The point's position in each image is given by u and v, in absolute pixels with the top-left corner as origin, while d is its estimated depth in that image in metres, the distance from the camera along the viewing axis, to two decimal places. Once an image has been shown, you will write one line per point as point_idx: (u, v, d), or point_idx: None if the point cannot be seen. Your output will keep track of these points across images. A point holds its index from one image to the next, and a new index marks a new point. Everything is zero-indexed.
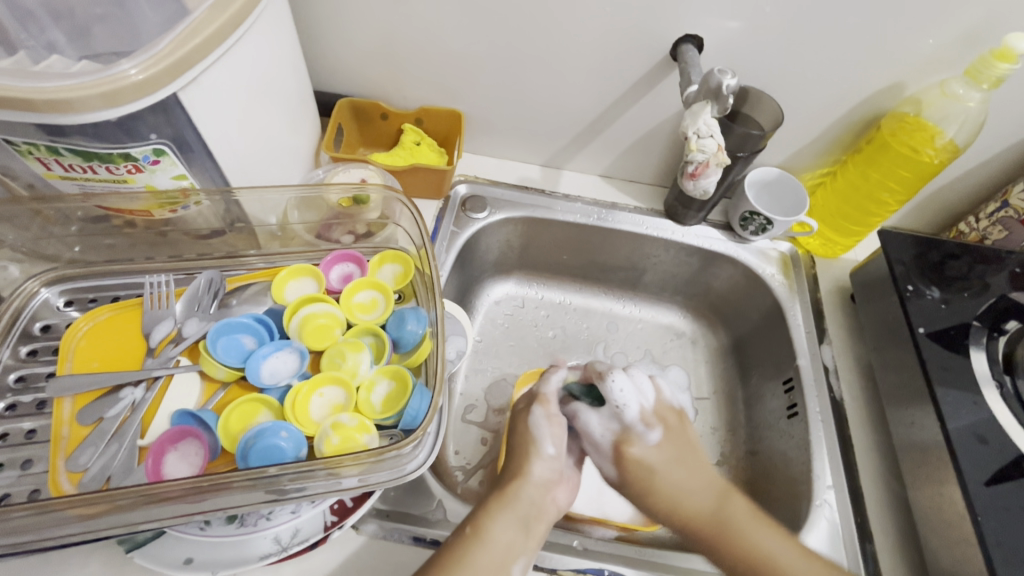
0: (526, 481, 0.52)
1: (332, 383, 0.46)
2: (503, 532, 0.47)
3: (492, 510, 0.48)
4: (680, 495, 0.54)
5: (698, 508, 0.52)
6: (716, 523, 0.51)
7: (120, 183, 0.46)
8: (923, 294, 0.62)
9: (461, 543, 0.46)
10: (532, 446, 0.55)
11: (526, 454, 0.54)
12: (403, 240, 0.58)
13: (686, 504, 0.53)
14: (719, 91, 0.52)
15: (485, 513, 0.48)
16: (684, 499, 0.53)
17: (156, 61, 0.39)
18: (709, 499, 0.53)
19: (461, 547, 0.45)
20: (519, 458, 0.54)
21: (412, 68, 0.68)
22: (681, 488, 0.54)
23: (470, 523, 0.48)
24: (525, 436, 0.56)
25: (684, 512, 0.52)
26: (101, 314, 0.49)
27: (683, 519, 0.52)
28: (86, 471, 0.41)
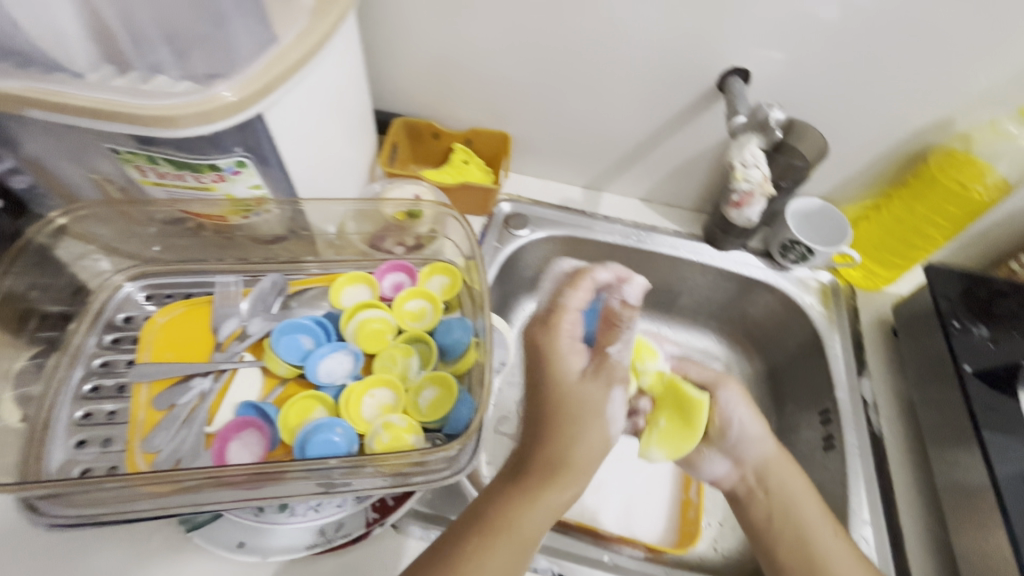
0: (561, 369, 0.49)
1: (382, 385, 0.49)
2: (536, 521, 0.43)
3: (529, 497, 0.43)
4: (784, 474, 0.55)
5: (796, 497, 0.53)
6: (786, 498, 0.54)
7: (202, 191, 0.50)
8: (970, 332, 0.61)
9: (488, 533, 0.42)
10: (588, 419, 0.46)
11: (574, 435, 0.46)
12: (451, 252, 0.61)
13: (785, 484, 0.54)
14: (766, 123, 0.57)
15: (518, 503, 0.43)
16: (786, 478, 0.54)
17: (247, 84, 0.44)
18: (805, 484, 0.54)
19: (486, 537, 0.42)
20: (558, 431, 0.46)
21: (466, 91, 0.72)
22: (786, 468, 0.55)
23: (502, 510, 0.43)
24: (583, 395, 0.48)
25: (782, 481, 0.54)
26: (176, 309, 0.53)
27: (779, 485, 0.54)
28: (159, 452, 0.45)
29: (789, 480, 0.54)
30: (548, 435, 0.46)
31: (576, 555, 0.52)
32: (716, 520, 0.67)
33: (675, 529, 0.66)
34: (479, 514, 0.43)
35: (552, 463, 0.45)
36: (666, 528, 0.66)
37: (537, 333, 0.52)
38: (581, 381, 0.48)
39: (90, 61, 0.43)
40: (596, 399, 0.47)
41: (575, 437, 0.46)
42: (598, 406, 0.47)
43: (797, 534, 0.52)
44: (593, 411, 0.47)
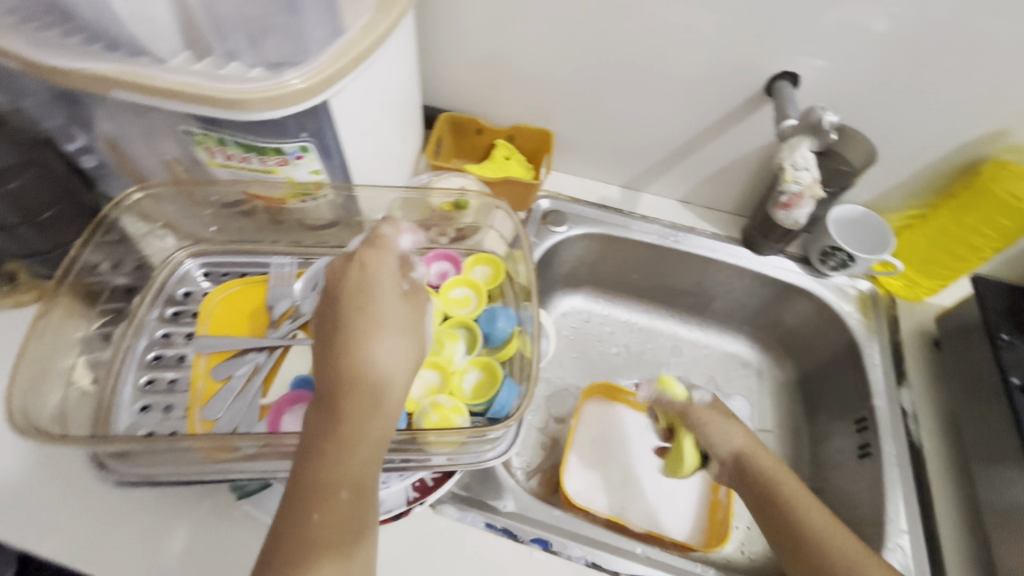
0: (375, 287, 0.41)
1: (429, 367, 0.50)
2: (368, 451, 0.37)
3: (362, 417, 0.38)
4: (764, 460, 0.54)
5: (785, 482, 0.52)
6: (766, 483, 0.52)
7: (265, 174, 0.52)
8: (1019, 346, 0.60)
9: (330, 462, 0.36)
10: (355, 300, 0.40)
11: (364, 347, 0.39)
12: (494, 243, 0.63)
13: (769, 472, 0.53)
14: (819, 126, 0.56)
15: (318, 421, 0.37)
16: (768, 463, 0.54)
17: (315, 73, 0.45)
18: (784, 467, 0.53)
19: (327, 473, 0.36)
20: (353, 337, 0.39)
21: (511, 89, 0.74)
22: (768, 458, 0.54)
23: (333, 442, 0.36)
24: (354, 291, 0.41)
25: (761, 467, 0.54)
26: (233, 286, 0.55)
27: (760, 474, 0.53)
28: (217, 420, 0.47)
29: (770, 465, 0.54)
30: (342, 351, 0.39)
31: (609, 545, 0.53)
32: (744, 524, 0.67)
33: (702, 530, 0.66)
34: (319, 447, 0.36)
35: (370, 381, 0.38)
36: (694, 527, 0.66)
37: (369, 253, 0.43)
38: (365, 289, 0.41)
39: (172, 47, 0.45)
40: (382, 275, 0.42)
41: (366, 345, 0.39)
42: (387, 317, 0.41)
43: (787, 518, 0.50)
44: (375, 304, 0.41)
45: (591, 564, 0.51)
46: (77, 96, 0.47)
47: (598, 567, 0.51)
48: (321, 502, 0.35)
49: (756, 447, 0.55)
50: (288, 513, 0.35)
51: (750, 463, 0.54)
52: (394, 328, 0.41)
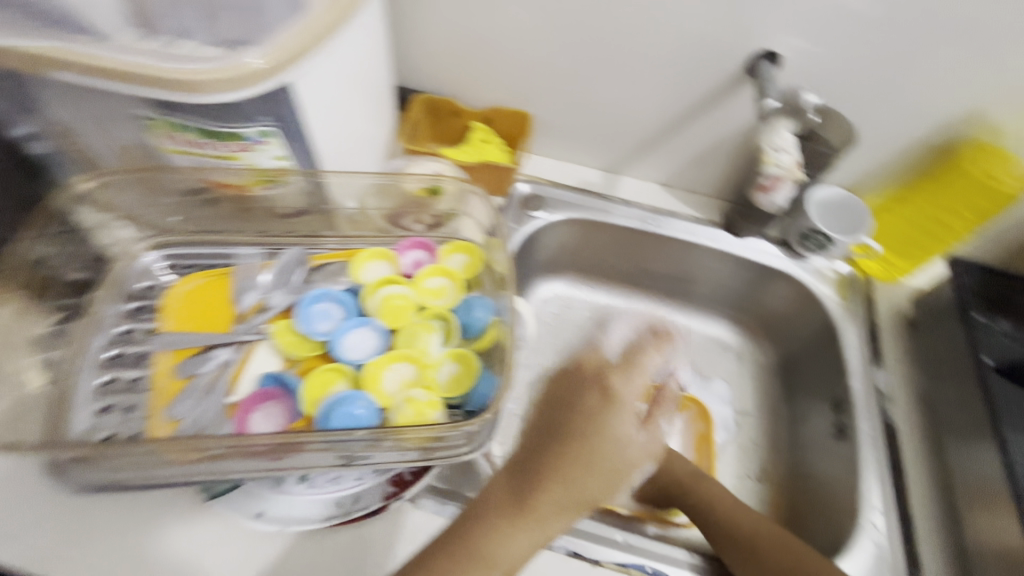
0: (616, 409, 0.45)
1: (405, 360, 0.49)
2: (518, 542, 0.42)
3: (541, 506, 0.42)
4: (705, 481, 0.60)
5: (723, 498, 0.58)
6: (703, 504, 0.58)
7: (227, 160, 0.50)
8: (987, 326, 0.62)
9: (482, 538, 0.42)
10: (596, 441, 0.43)
11: (580, 461, 0.43)
12: (470, 230, 0.61)
13: (709, 490, 0.59)
14: (800, 107, 0.56)
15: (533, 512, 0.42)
16: (707, 484, 0.60)
17: (277, 51, 0.43)
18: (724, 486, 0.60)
19: (475, 543, 0.42)
20: (579, 453, 0.43)
21: (488, 69, 0.71)
22: (705, 476, 0.60)
23: (496, 518, 0.42)
24: (596, 419, 0.44)
25: (703, 488, 0.59)
26: (197, 280, 0.53)
27: (697, 488, 0.59)
28: (182, 420, 0.45)
29: (702, 479, 0.60)
30: (542, 466, 0.43)
31: (591, 533, 0.53)
32: None
33: None
34: (474, 517, 0.43)
35: (562, 482, 0.43)
36: None
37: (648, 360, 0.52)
38: (569, 449, 0.44)
39: (118, 22, 0.42)
40: (619, 433, 0.44)
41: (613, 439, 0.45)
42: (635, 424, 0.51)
43: (731, 526, 0.56)
44: (598, 439, 0.43)
45: (572, 553, 0.51)
46: (17, 76, 0.43)
47: (579, 556, 0.51)
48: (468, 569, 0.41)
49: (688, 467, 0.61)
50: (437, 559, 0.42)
51: (692, 484, 0.60)
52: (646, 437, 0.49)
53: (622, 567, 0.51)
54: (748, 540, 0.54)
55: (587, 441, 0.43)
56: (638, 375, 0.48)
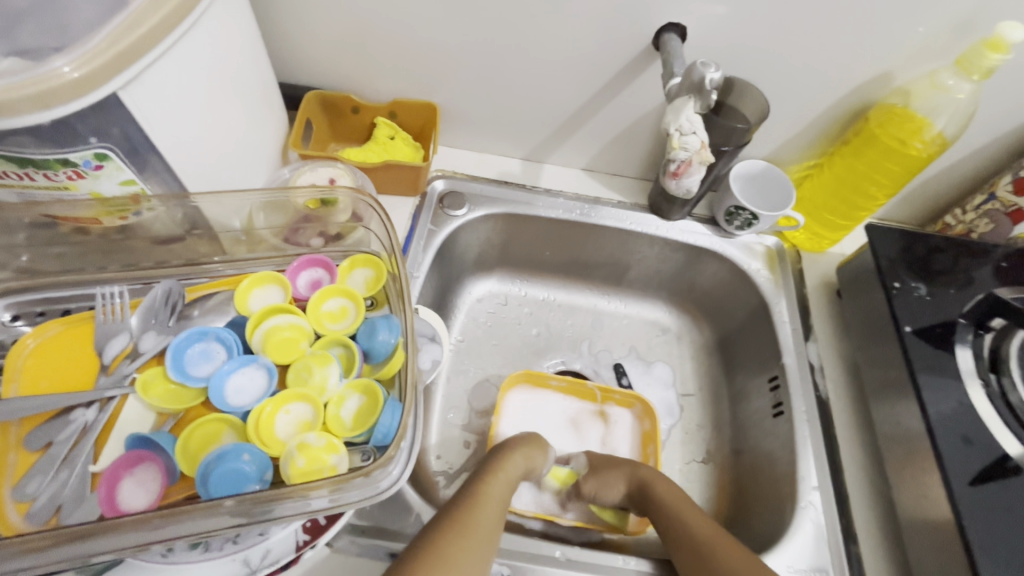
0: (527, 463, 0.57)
1: (299, 400, 0.44)
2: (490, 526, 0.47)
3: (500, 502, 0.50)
4: (657, 480, 0.58)
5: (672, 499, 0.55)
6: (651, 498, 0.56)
7: (61, 190, 0.43)
8: (910, 290, 0.61)
9: (463, 522, 0.46)
10: (523, 461, 0.56)
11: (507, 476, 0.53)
12: (374, 243, 0.55)
13: (659, 493, 0.56)
14: (702, 85, 0.50)
15: (493, 505, 0.49)
16: (656, 484, 0.57)
17: (91, 57, 0.35)
18: (676, 486, 0.57)
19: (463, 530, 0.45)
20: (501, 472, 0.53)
21: (383, 58, 0.65)
22: (657, 476, 0.58)
23: (474, 506, 0.48)
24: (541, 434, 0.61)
25: (652, 490, 0.57)
26: (50, 329, 0.46)
27: (648, 490, 0.57)
28: (35, 500, 0.38)
29: (654, 480, 0.57)
30: (493, 481, 0.52)
31: (527, 554, 0.50)
32: None
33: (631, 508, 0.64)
34: (455, 512, 0.47)
35: (505, 487, 0.52)
36: None
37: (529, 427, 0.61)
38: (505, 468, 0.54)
39: None
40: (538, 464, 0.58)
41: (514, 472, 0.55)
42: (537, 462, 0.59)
43: (681, 529, 0.52)
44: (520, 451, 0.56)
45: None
46: None
47: None
48: (456, 551, 0.43)
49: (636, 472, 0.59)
50: (420, 551, 0.43)
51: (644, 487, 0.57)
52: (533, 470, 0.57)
53: None
54: (700, 548, 0.50)
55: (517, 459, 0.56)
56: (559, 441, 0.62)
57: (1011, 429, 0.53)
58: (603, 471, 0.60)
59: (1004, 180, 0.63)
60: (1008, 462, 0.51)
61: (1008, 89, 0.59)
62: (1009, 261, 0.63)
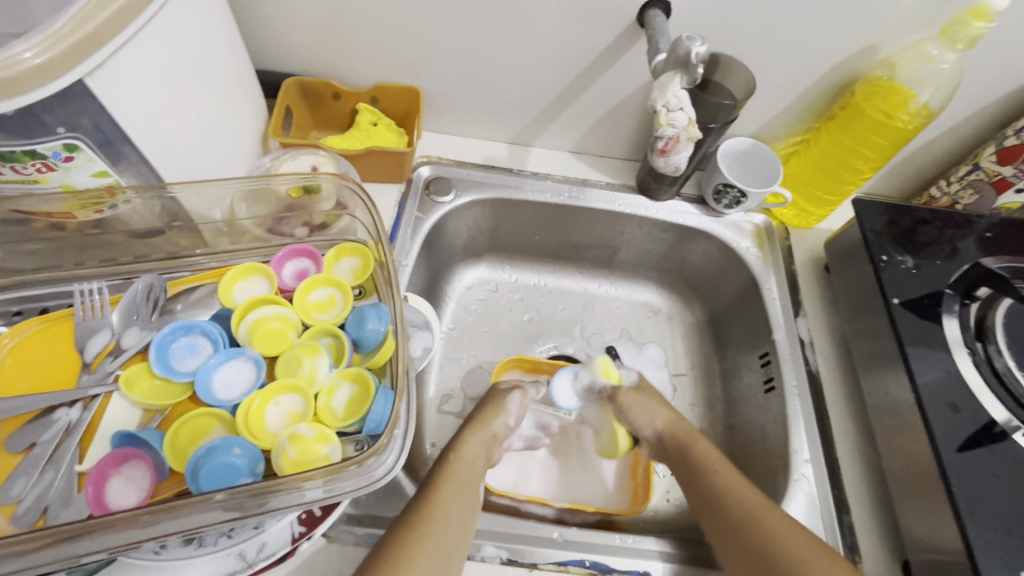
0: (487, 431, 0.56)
1: (289, 392, 0.43)
2: (459, 511, 0.46)
3: (464, 485, 0.49)
4: (700, 440, 0.56)
5: (713, 456, 0.54)
6: (687, 455, 0.55)
7: (32, 184, 0.41)
8: (897, 263, 0.61)
9: (429, 512, 0.44)
10: (479, 433, 0.55)
11: (467, 459, 0.52)
12: (360, 231, 0.54)
13: (699, 450, 0.55)
14: (688, 61, 0.50)
15: (456, 489, 0.47)
16: (699, 443, 0.56)
17: (53, 42, 0.34)
18: (712, 446, 0.55)
19: (428, 523, 0.43)
20: (461, 452, 0.52)
21: (363, 42, 0.63)
22: (701, 436, 0.57)
23: (436, 496, 0.46)
24: (496, 398, 0.61)
25: (693, 447, 0.55)
26: (27, 329, 0.44)
27: (688, 447, 0.56)
28: (19, 503, 0.38)
29: (695, 438, 0.56)
30: (455, 466, 0.50)
31: (525, 537, 0.50)
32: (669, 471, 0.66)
33: (627, 491, 0.65)
34: (416, 507, 0.45)
35: (468, 470, 0.51)
36: (619, 488, 0.65)
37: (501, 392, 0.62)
38: (461, 453, 0.52)
39: None
40: (495, 425, 0.57)
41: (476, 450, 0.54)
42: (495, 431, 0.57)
43: (712, 485, 0.51)
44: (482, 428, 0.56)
45: (506, 560, 0.48)
46: None
47: (513, 563, 0.48)
48: (419, 543, 0.42)
49: (679, 422, 0.59)
50: (383, 551, 0.41)
51: (685, 445, 0.56)
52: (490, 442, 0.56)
53: (559, 566, 0.49)
54: (726, 504, 0.49)
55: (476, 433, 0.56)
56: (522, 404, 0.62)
57: (998, 396, 0.53)
58: (647, 396, 0.62)
59: (988, 150, 0.63)
60: (994, 429, 0.52)
61: (991, 59, 0.59)
62: (993, 232, 0.64)
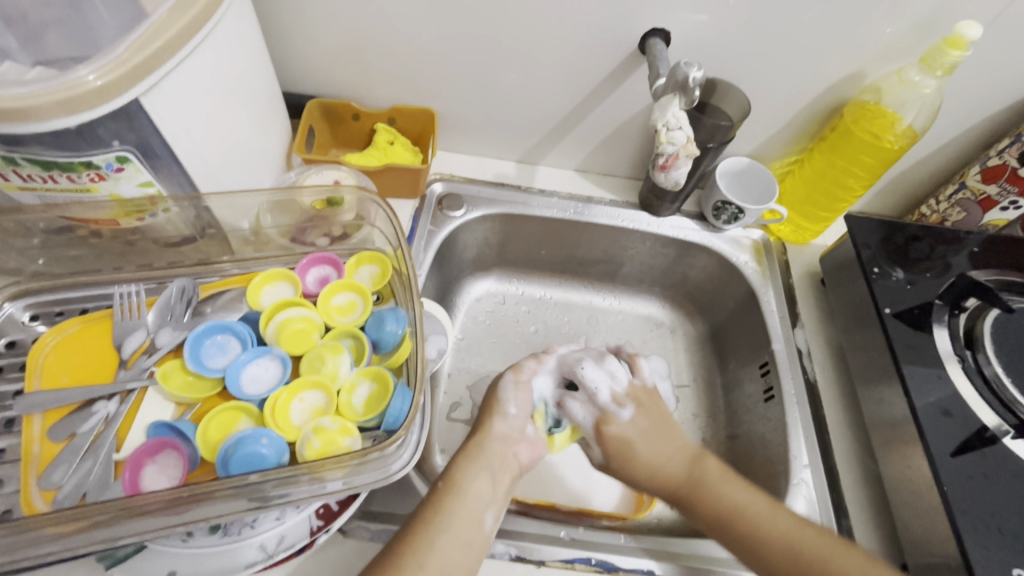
0: (488, 435, 0.54)
1: (312, 388, 0.46)
2: (450, 556, 0.44)
3: (447, 530, 0.45)
4: (715, 485, 0.53)
5: (742, 504, 0.52)
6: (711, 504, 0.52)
7: (83, 193, 0.45)
8: (888, 276, 0.64)
9: (419, 549, 0.44)
10: (480, 460, 0.51)
11: (460, 489, 0.48)
12: (379, 241, 0.58)
13: (729, 500, 0.52)
14: (686, 84, 0.53)
15: (440, 531, 0.45)
16: (721, 491, 0.53)
17: (115, 66, 0.38)
18: (739, 489, 0.53)
19: None
20: (460, 479, 0.49)
21: (382, 67, 0.68)
22: (711, 475, 0.54)
23: (409, 549, 0.44)
24: (489, 399, 0.57)
25: (717, 500, 0.52)
26: (69, 328, 0.48)
27: (705, 498, 0.53)
28: (60, 489, 0.40)
29: (714, 482, 0.54)
30: (443, 501, 0.47)
31: (532, 535, 0.52)
32: None
33: (631, 496, 0.66)
34: (389, 555, 0.43)
35: (467, 503, 0.48)
36: (623, 496, 0.66)
37: (496, 393, 0.57)
38: (452, 486, 0.49)
39: None
40: (496, 431, 0.54)
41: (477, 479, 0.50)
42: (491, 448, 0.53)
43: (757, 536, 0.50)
44: (489, 441, 0.53)
45: (515, 558, 0.50)
46: None
47: (522, 560, 0.50)
48: None
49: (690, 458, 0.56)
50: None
51: (698, 495, 0.53)
52: (490, 465, 0.52)
53: (566, 563, 0.50)
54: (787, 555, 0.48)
55: (485, 443, 0.53)
56: (519, 388, 0.58)
57: (989, 403, 0.56)
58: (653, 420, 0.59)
59: (973, 170, 0.66)
60: (985, 433, 0.54)
61: (972, 83, 0.62)
62: (981, 247, 0.67)
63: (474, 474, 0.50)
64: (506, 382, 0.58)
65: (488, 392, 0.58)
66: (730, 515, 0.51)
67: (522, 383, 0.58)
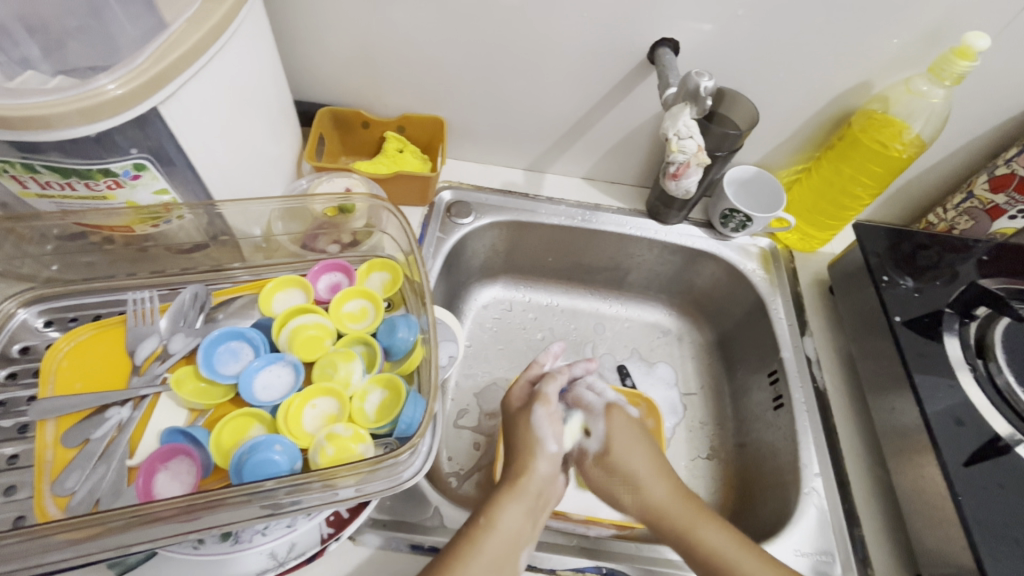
0: (533, 476, 0.53)
1: (324, 395, 0.46)
2: None
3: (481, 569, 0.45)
4: (700, 527, 0.52)
5: (721, 550, 0.50)
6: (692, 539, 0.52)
7: (99, 200, 0.45)
8: (897, 284, 0.64)
9: None
10: (520, 500, 0.50)
11: (496, 528, 0.48)
12: (390, 247, 0.58)
13: (705, 541, 0.51)
14: (697, 93, 0.54)
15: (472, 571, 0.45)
16: (701, 533, 0.52)
17: (135, 76, 0.38)
18: (721, 533, 0.51)
19: None
20: (494, 517, 0.48)
21: (392, 76, 0.68)
22: (699, 517, 0.53)
23: None
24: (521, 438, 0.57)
25: (695, 542, 0.51)
26: (82, 334, 0.48)
27: (689, 538, 0.52)
28: (73, 495, 0.40)
29: (697, 524, 0.52)
30: (477, 538, 0.47)
31: (543, 543, 0.52)
32: None
33: None
34: None
35: (504, 542, 0.47)
36: None
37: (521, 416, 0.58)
38: (484, 522, 0.48)
39: None
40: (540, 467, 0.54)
41: (512, 517, 0.49)
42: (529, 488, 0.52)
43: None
44: (530, 479, 0.53)
45: (527, 567, 0.50)
46: None
47: (532, 569, 0.50)
48: None
49: (678, 500, 0.55)
50: None
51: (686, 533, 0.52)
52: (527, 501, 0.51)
53: (577, 572, 0.51)
54: None
55: (527, 482, 0.53)
56: (553, 421, 0.58)
57: (1001, 412, 0.55)
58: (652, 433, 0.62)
59: (981, 179, 0.67)
60: (998, 442, 0.54)
61: (980, 92, 0.63)
62: (989, 255, 0.67)
63: (511, 512, 0.49)
64: (539, 414, 0.58)
65: (521, 426, 0.58)
66: (709, 559, 0.50)
67: (555, 416, 0.58)
